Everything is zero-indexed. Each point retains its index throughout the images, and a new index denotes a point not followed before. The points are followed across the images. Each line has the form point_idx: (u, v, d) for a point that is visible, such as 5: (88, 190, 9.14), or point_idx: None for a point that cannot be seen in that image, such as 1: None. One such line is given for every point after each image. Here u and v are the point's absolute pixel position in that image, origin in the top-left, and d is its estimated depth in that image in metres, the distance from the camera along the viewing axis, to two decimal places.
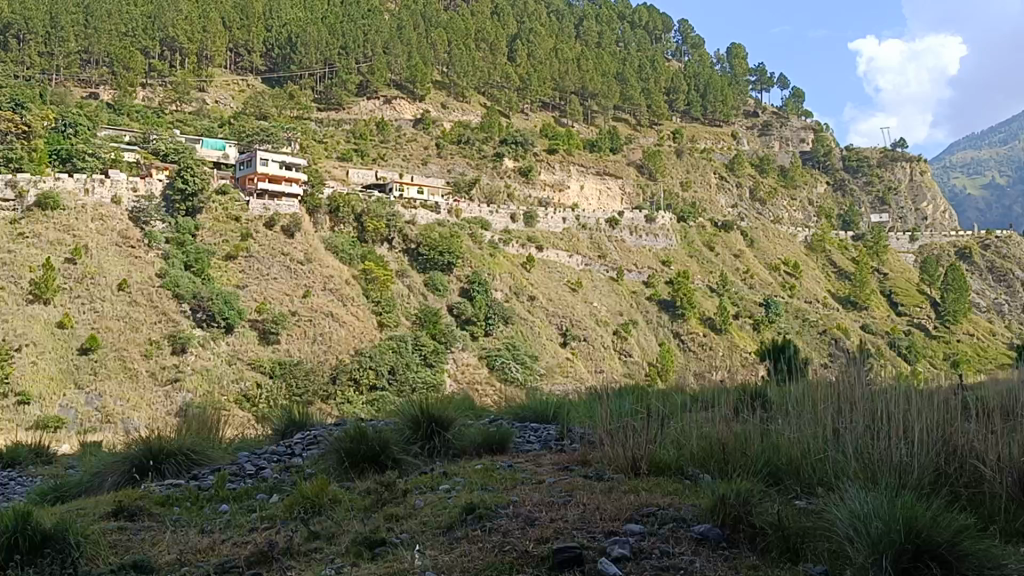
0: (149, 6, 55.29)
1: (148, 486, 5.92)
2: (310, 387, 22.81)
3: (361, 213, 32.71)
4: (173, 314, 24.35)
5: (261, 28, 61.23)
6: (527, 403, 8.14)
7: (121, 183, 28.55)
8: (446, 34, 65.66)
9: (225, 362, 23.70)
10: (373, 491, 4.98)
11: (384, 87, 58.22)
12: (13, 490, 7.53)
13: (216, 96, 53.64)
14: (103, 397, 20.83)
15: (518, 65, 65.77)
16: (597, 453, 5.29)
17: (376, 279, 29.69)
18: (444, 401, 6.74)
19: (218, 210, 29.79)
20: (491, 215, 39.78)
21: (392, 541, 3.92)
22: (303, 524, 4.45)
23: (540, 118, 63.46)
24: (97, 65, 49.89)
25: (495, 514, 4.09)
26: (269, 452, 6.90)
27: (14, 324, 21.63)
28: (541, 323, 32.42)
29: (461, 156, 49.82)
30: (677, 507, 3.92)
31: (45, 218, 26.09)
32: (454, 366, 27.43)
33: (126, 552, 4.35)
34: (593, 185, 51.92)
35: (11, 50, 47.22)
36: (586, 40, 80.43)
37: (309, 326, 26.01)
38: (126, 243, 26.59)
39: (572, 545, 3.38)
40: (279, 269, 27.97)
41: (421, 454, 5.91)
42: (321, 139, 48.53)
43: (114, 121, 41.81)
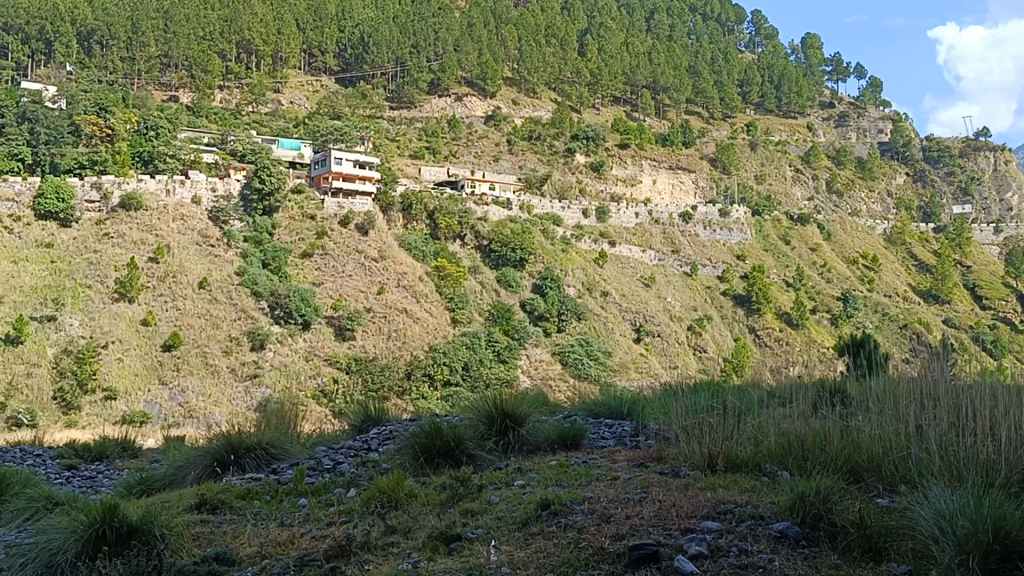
0: (226, 10, 56.45)
1: (228, 479, 6.05)
2: (386, 382, 22.97)
3: (433, 210, 32.92)
4: (252, 311, 24.78)
5: (334, 29, 62.12)
6: (600, 400, 8.09)
7: (200, 184, 29.29)
8: (516, 30, 65.76)
9: (302, 358, 24.06)
10: (448, 485, 5.02)
11: (456, 85, 58.56)
12: (100, 482, 7.77)
13: (291, 97, 54.79)
14: (186, 392, 21.43)
15: (588, 60, 65.45)
16: (672, 450, 5.23)
17: (449, 275, 29.75)
18: (518, 397, 6.73)
19: (294, 209, 30.35)
20: (563, 211, 39.86)
21: (468, 537, 3.95)
22: (381, 519, 4.51)
23: (611, 113, 63.12)
24: (176, 68, 51.06)
25: (571, 511, 4.09)
26: (345, 446, 6.96)
27: (101, 323, 22.69)
28: (614, 319, 32.21)
29: (532, 152, 49.88)
30: (754, 505, 3.86)
31: (130, 218, 26.92)
32: (528, 362, 27.37)
33: (209, 544, 4.47)
34: (666, 178, 51.44)
35: (94, 56, 48.68)
36: (657, 34, 79.99)
37: (384, 322, 26.24)
38: (206, 242, 27.21)
39: (648, 543, 3.35)
40: (353, 267, 28.26)
41: (496, 450, 5.95)
42: (394, 138, 49.07)
43: (194, 123, 42.77)
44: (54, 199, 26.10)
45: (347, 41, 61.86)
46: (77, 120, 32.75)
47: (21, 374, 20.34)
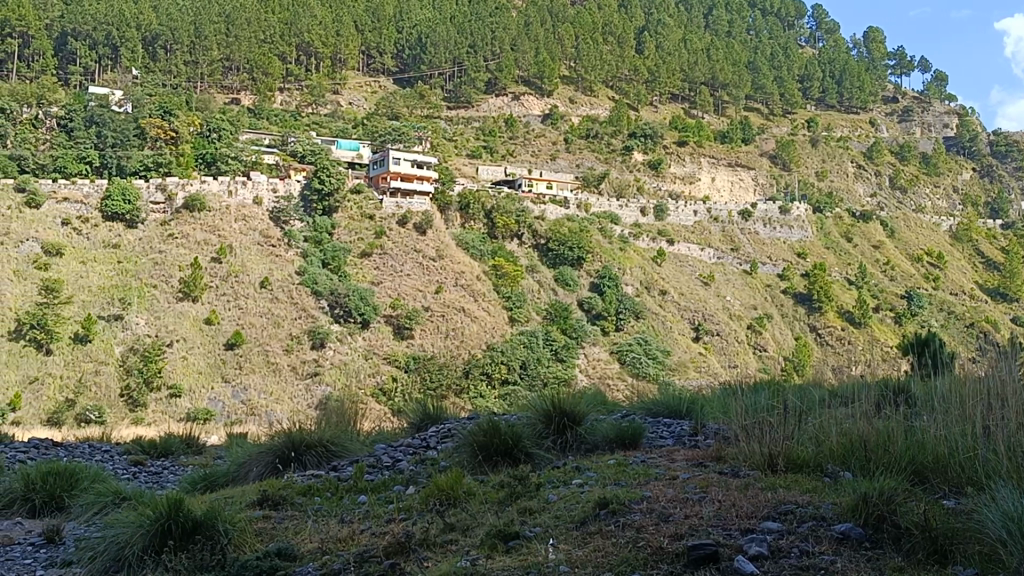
0: (286, 13, 57.26)
1: (289, 477, 6.12)
2: (444, 380, 23.03)
3: (491, 209, 33.03)
4: (312, 310, 25.06)
5: (392, 30, 62.69)
6: (658, 399, 8.01)
7: (262, 185, 29.79)
8: (573, 29, 65.67)
9: (362, 356, 24.25)
10: (506, 483, 5.04)
11: (513, 84, 58.60)
12: (165, 478, 7.93)
13: (349, 98, 55.43)
14: (248, 390, 21.80)
15: (645, 57, 65.02)
16: (732, 450, 5.17)
17: (506, 274, 29.75)
18: (576, 396, 6.71)
19: (353, 209, 30.66)
20: (621, 210, 39.78)
21: (526, 535, 3.95)
22: (439, 516, 4.53)
23: (669, 110, 62.68)
24: (238, 71, 51.85)
25: (629, 510, 4.07)
26: (405, 444, 7.00)
27: (166, 321, 23.29)
28: (672, 317, 31.99)
29: (590, 150, 49.79)
30: (815, 506, 3.82)
31: (193, 219, 27.50)
32: (586, 362, 27.27)
33: (271, 539, 4.55)
34: (726, 175, 50.91)
35: (159, 60, 49.71)
36: (716, 30, 79.39)
37: (442, 321, 26.28)
38: (267, 242, 27.62)
39: (707, 543, 3.33)
40: (411, 266, 28.40)
41: (553, 449, 5.95)
42: (451, 137, 49.35)
43: (255, 126, 43.43)
44: (120, 200, 26.86)
45: (405, 41, 62.38)
46: (143, 123, 33.39)
47: (91, 373, 21.16)
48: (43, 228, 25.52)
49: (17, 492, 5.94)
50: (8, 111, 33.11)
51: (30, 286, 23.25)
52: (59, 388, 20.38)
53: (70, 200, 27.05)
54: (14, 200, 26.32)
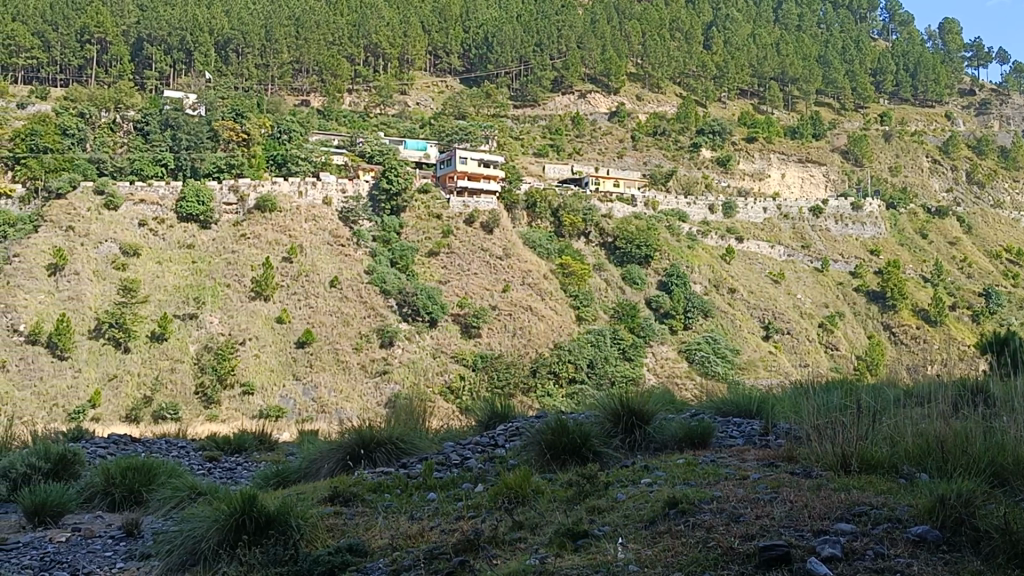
0: (354, 15, 57.92)
1: (361, 473, 6.19)
2: (511, 379, 22.99)
3: (557, 208, 33.06)
4: (381, 309, 25.30)
5: (459, 30, 63.16)
6: (727, 399, 7.91)
7: (331, 185, 30.23)
8: (640, 25, 65.31)
9: (430, 354, 24.34)
10: (574, 482, 5.03)
11: (579, 82, 58.46)
12: (239, 474, 8.09)
13: (417, 98, 55.92)
14: (318, 388, 22.11)
15: (714, 53, 64.29)
16: (804, 450, 5.09)
17: (573, 273, 29.59)
18: (645, 396, 6.66)
19: (421, 209, 30.89)
20: (689, 207, 39.49)
21: (595, 534, 3.94)
22: (508, 515, 4.54)
23: (738, 106, 61.89)
24: (308, 73, 52.56)
25: (699, 510, 4.03)
26: (473, 443, 7.01)
27: (238, 320, 23.75)
28: (741, 316, 31.55)
29: (658, 148, 49.46)
30: (891, 507, 3.74)
31: (265, 220, 28.01)
32: (653, 361, 27.00)
33: (342, 535, 4.61)
34: (796, 171, 50.01)
35: (230, 64, 50.72)
36: (786, 24, 78.31)
37: (509, 319, 26.22)
38: (337, 242, 27.97)
39: (779, 543, 3.29)
40: (478, 265, 28.47)
41: (621, 447, 5.93)
42: (518, 136, 49.53)
43: (324, 127, 44.05)
44: (194, 202, 27.51)
45: (471, 41, 62.80)
46: (215, 126, 33.98)
47: (167, 369, 21.69)
48: (120, 230, 26.26)
49: (98, 486, 6.11)
50: (86, 115, 33.95)
51: (109, 286, 24.03)
52: (137, 386, 20.97)
53: (146, 202, 27.74)
54: (93, 202, 27.13)
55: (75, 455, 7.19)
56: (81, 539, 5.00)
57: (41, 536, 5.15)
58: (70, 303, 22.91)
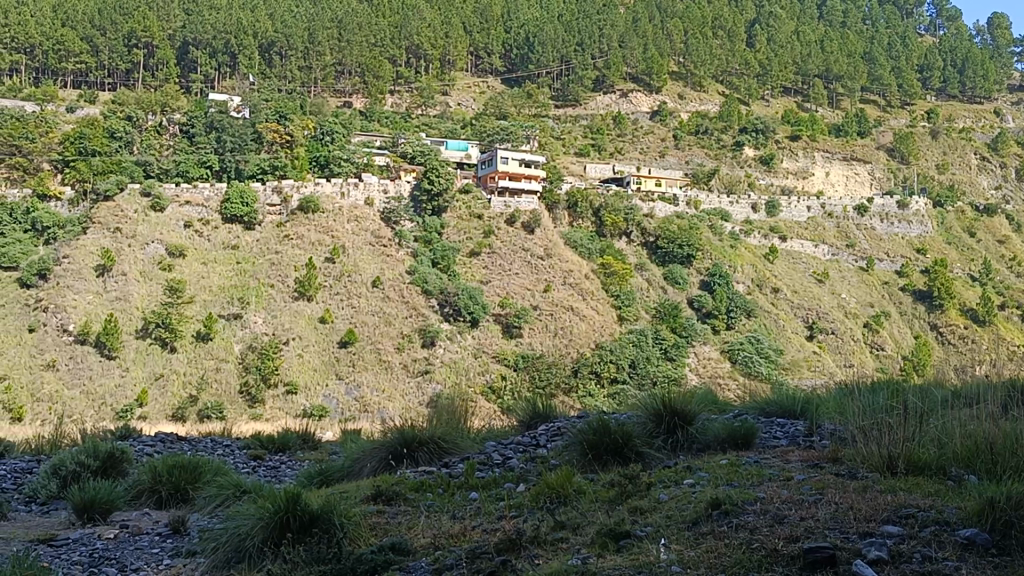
0: (396, 17, 58.27)
1: (403, 472, 6.23)
2: (553, 379, 22.93)
3: (599, 207, 33.02)
4: (423, 309, 25.40)
5: (500, 31, 63.36)
6: (771, 399, 7.84)
7: (373, 186, 30.46)
8: (682, 24, 65.03)
9: (471, 354, 24.35)
10: (616, 482, 5.01)
11: (621, 81, 58.29)
12: (284, 472, 8.17)
13: (459, 99, 56.14)
14: (360, 388, 22.25)
15: (757, 51, 63.84)
16: (849, 451, 5.04)
17: (615, 272, 29.43)
18: (686, 396, 6.63)
19: (462, 209, 30.98)
20: (732, 206, 39.24)
21: (638, 534, 3.93)
22: (549, 515, 4.54)
23: (782, 104, 61.27)
24: (351, 74, 52.90)
25: (743, 511, 4.01)
26: (515, 442, 7.00)
27: (282, 320, 24.00)
28: (785, 316, 31.23)
29: (700, 147, 49.23)
30: (939, 510, 3.68)
31: (308, 220, 28.27)
32: (696, 360, 26.77)
33: (385, 534, 4.63)
34: (840, 170, 49.35)
35: (274, 66, 51.21)
36: (831, 21, 77.50)
37: (551, 319, 26.14)
38: (379, 243, 28.12)
39: (824, 546, 3.26)
40: (519, 265, 28.47)
41: (664, 448, 5.90)
42: (559, 136, 49.57)
43: (367, 128, 44.36)
44: (239, 203, 27.85)
45: (513, 41, 62.92)
46: (260, 128, 34.27)
47: (212, 369, 21.95)
48: (166, 231, 26.63)
49: (146, 483, 6.21)
50: (133, 118, 34.41)
51: (155, 286, 24.40)
52: (183, 385, 21.23)
53: (191, 204, 28.13)
54: (140, 204, 27.56)
55: (124, 453, 7.30)
56: (130, 536, 5.08)
57: (91, 532, 5.25)
58: (117, 304, 23.34)
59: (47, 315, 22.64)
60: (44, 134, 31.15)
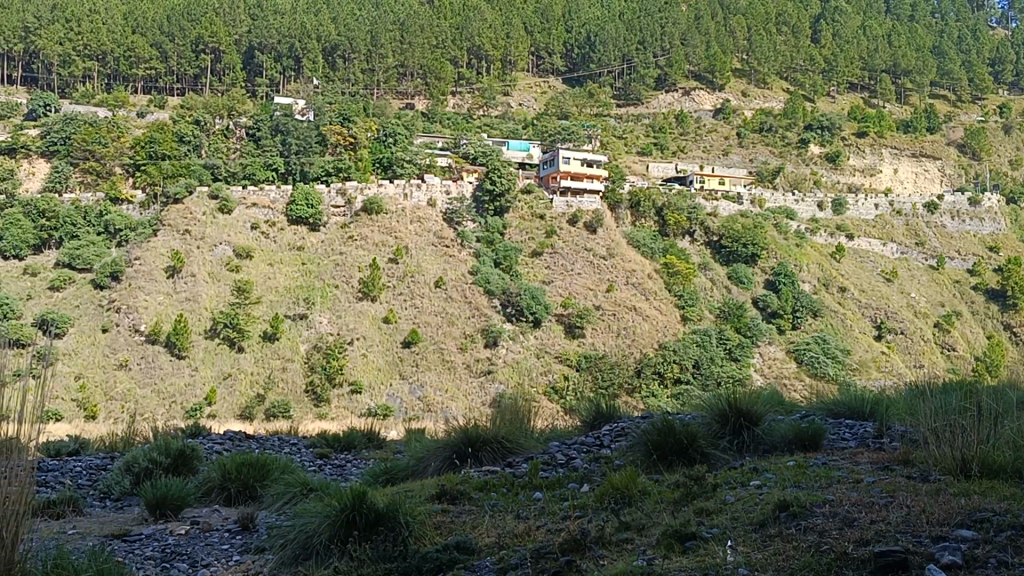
0: (458, 19, 58.64)
1: (467, 472, 6.26)
2: (616, 379, 22.81)
3: (662, 207, 32.81)
4: (486, 309, 25.46)
5: (561, 30, 63.46)
6: (840, 400, 7.71)
7: (436, 187, 30.68)
8: (745, 20, 64.41)
9: (534, 354, 24.34)
10: (681, 483, 4.98)
11: (683, 79, 57.92)
12: (349, 471, 8.27)
13: (520, 99, 56.34)
14: (424, 388, 22.38)
15: (822, 46, 62.89)
16: (921, 453, 4.93)
17: (678, 272, 29.09)
18: (752, 396, 6.55)
19: (525, 209, 31.04)
20: (797, 205, 38.74)
21: (703, 535, 3.89)
22: (613, 516, 4.53)
23: (849, 99, 60.17)
24: (413, 76, 53.32)
25: (811, 513, 3.95)
26: (579, 442, 6.99)
27: (347, 321, 24.29)
28: (853, 316, 30.67)
29: (764, 145, 48.70)
30: (1015, 514, 3.59)
31: (371, 221, 28.60)
32: (761, 361, 26.38)
33: (449, 533, 4.65)
34: (909, 166, 48.25)
35: (338, 70, 51.59)
36: (898, 15, 76.17)
37: (614, 319, 25.98)
38: (442, 243, 28.32)
39: (896, 549, 3.21)
40: (582, 265, 28.39)
41: (730, 449, 5.85)
42: (621, 135, 49.44)
43: (429, 129, 44.72)
44: (304, 205, 28.27)
45: (574, 41, 62.96)
46: (324, 130, 34.64)
47: (279, 369, 22.28)
48: (234, 232, 27.11)
49: (216, 480, 6.33)
50: (201, 123, 35.06)
51: (224, 287, 24.89)
52: (250, 384, 21.57)
53: (258, 206, 28.63)
54: (209, 206, 28.10)
55: (194, 450, 7.44)
56: (201, 532, 5.18)
57: (163, 528, 5.36)
58: (187, 304, 23.83)
59: (119, 315, 23.20)
60: (116, 139, 31.95)
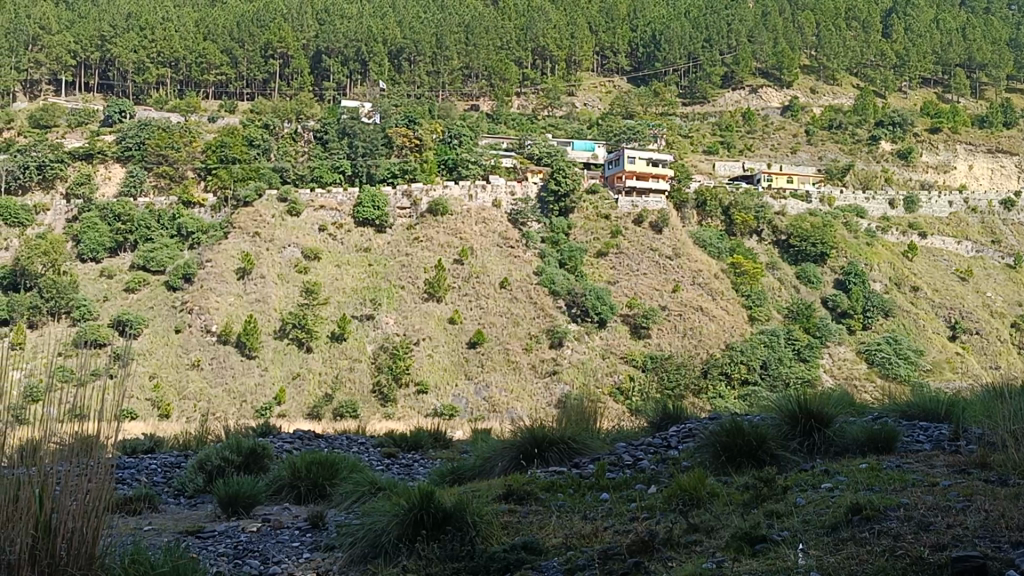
0: (523, 20, 58.78)
1: (533, 472, 6.27)
2: (682, 380, 22.64)
3: (729, 205, 32.46)
4: (551, 310, 25.44)
5: (626, 30, 63.20)
6: (914, 401, 7.54)
7: (500, 188, 30.83)
8: (813, 16, 63.51)
9: (599, 355, 24.24)
10: (751, 485, 4.91)
11: (750, 77, 57.26)
12: (415, 470, 8.33)
13: (585, 99, 56.26)
14: (489, 388, 22.41)
15: (893, 41, 61.63)
16: (1000, 457, 4.79)
17: (746, 272, 28.72)
18: (823, 398, 6.43)
19: (590, 210, 30.97)
20: (868, 203, 38.05)
21: (774, 538, 3.83)
22: (683, 517, 4.49)
23: (921, 94, 58.80)
24: (477, 78, 53.47)
25: (885, 517, 3.86)
26: (646, 443, 6.96)
27: (413, 321, 24.50)
28: (926, 316, 29.97)
29: (833, 142, 47.95)
30: None
31: (437, 223, 28.80)
32: (831, 362, 25.90)
33: (516, 533, 4.65)
34: (986, 162, 46.73)
35: (404, 72, 51.99)
36: (973, 9, 74.39)
37: (680, 319, 25.75)
38: (507, 243, 28.39)
39: (975, 555, 3.13)
40: (647, 265, 28.21)
41: (800, 450, 5.77)
42: (687, 134, 49.07)
43: (494, 131, 44.87)
44: (370, 207, 28.56)
45: (639, 40, 62.62)
46: (390, 133, 34.82)
47: (346, 369, 22.53)
48: (302, 235, 27.55)
49: (286, 479, 6.42)
50: (270, 126, 35.65)
51: (292, 288, 25.27)
52: (318, 384, 21.85)
53: (326, 208, 29.02)
54: (278, 209, 28.60)
55: (265, 449, 7.55)
56: (272, 530, 5.26)
57: (235, 526, 5.45)
58: (257, 305, 24.28)
59: (191, 316, 23.71)
60: (189, 144, 32.68)
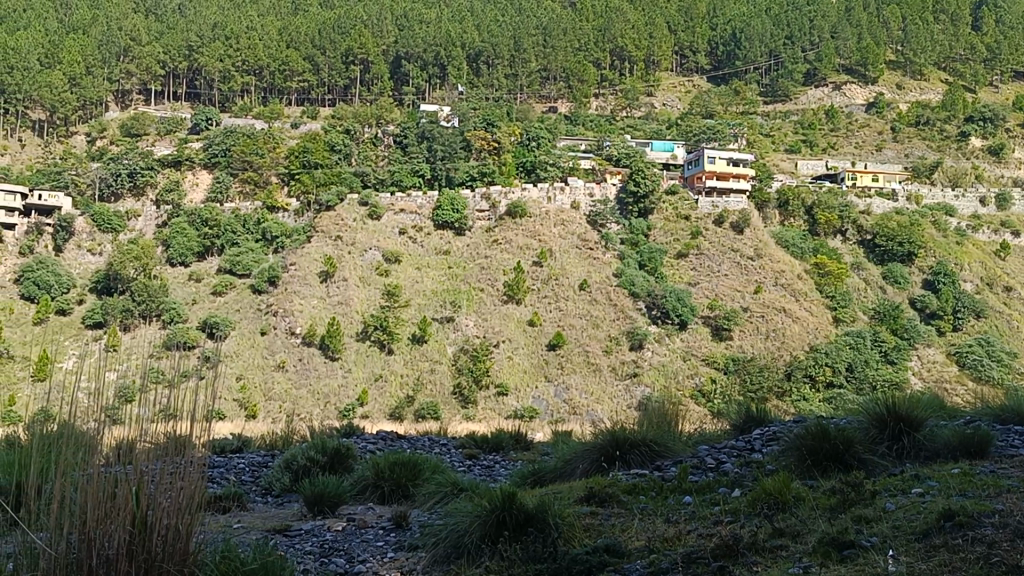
0: (601, 21, 58.58)
1: (615, 474, 6.26)
2: (764, 382, 22.32)
3: (812, 205, 31.90)
4: (630, 312, 25.31)
5: (705, 29, 62.57)
6: (1009, 405, 7.30)
7: (579, 190, 30.89)
8: (899, 10, 62.10)
9: (680, 357, 24.02)
10: (838, 490, 4.81)
11: (833, 74, 56.19)
12: (496, 472, 8.37)
13: (663, 99, 55.85)
14: (569, 390, 22.38)
15: (984, 34, 59.89)
16: None
17: (830, 272, 28.19)
18: (912, 401, 6.28)
19: (669, 210, 30.74)
20: (958, 201, 36.99)
21: (863, 544, 3.77)
22: (768, 521, 4.43)
23: (1014, 88, 56.89)
24: (555, 80, 53.32)
25: (979, 524, 3.77)
26: (729, 446, 6.88)
27: (492, 323, 24.62)
28: (1020, 317, 28.97)
29: (921, 139, 46.64)
30: None
31: (515, 225, 28.91)
32: (919, 364, 25.22)
33: (599, 535, 4.65)
34: None
35: (482, 75, 52.26)
36: None
37: (762, 320, 25.37)
38: (585, 245, 28.34)
39: None
40: (728, 266, 27.87)
41: (888, 454, 5.64)
42: (768, 132, 48.37)
43: (572, 133, 44.85)
44: (450, 209, 28.76)
45: (719, 39, 61.96)
46: (468, 136, 35.04)
47: (427, 371, 22.73)
48: (382, 238, 27.95)
49: (369, 480, 6.51)
50: (351, 132, 36.18)
51: (373, 290, 25.60)
52: (399, 386, 22.09)
53: (405, 211, 29.34)
54: (359, 213, 29.07)
55: (349, 449, 7.66)
56: (357, 529, 5.35)
57: (321, 524, 5.55)
58: (339, 308, 24.67)
59: (276, 318, 24.21)
60: (272, 150, 33.35)
